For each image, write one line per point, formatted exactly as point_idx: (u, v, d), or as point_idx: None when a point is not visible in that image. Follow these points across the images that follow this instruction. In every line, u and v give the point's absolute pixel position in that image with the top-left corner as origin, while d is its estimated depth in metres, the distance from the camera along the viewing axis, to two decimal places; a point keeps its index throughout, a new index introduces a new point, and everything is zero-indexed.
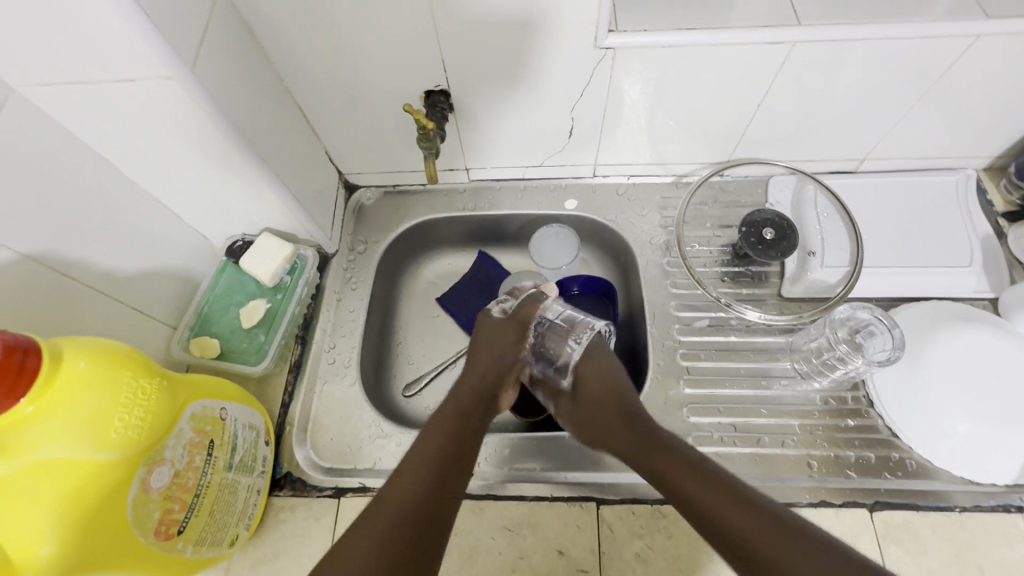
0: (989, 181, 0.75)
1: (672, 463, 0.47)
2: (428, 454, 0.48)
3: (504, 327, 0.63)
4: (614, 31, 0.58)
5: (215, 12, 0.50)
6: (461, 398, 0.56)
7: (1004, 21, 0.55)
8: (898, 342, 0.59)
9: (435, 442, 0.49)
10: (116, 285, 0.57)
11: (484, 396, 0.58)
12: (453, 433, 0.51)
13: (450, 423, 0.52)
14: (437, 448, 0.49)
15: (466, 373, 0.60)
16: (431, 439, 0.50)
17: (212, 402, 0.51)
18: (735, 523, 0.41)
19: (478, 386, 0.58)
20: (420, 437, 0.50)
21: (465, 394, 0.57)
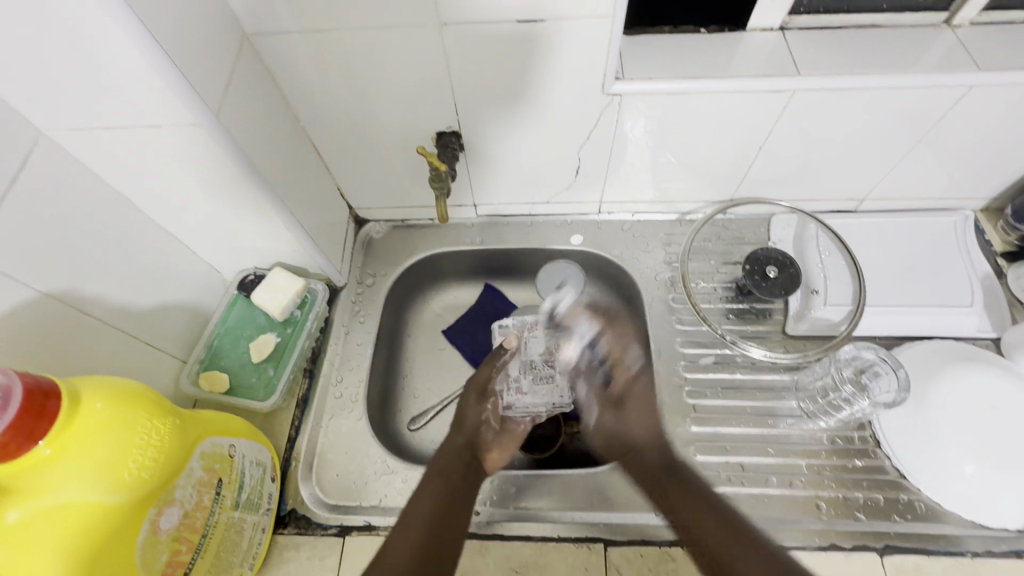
0: (987, 221, 0.77)
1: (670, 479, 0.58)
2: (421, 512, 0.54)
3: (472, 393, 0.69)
4: (621, 78, 0.60)
5: (238, 61, 0.53)
6: (448, 469, 0.59)
7: (995, 74, 0.57)
8: (903, 384, 0.59)
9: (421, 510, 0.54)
10: (130, 321, 0.58)
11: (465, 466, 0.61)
12: (440, 503, 0.55)
13: (439, 492, 0.56)
14: (422, 519, 0.53)
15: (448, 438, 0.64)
16: (423, 497, 0.55)
17: (222, 439, 0.51)
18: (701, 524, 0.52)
19: (461, 448, 0.63)
20: (412, 500, 0.56)
21: (448, 455, 0.61)
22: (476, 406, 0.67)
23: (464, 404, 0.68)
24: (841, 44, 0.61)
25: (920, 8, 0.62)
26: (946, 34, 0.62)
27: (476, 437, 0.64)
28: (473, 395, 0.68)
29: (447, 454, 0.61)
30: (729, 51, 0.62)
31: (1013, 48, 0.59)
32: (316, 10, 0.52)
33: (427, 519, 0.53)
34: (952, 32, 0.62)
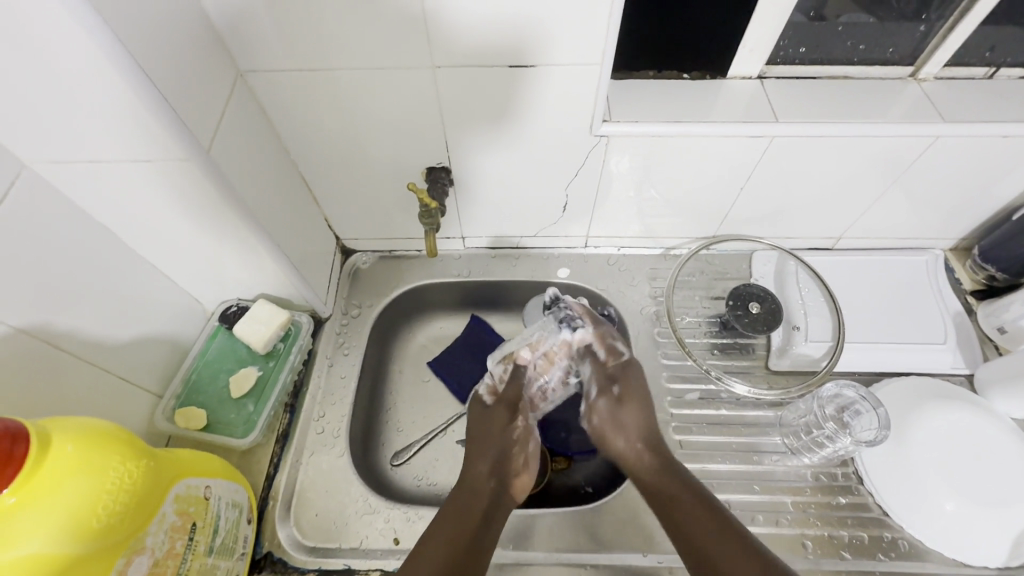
0: (957, 261, 0.80)
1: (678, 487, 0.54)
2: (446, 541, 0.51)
3: (489, 414, 0.64)
4: (609, 119, 0.62)
5: (231, 98, 0.53)
6: (467, 496, 0.55)
7: (959, 126, 0.61)
8: (883, 422, 0.61)
9: (446, 532, 0.51)
10: (106, 355, 0.56)
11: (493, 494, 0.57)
12: (464, 532, 0.52)
13: (458, 518, 0.53)
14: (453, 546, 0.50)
15: (467, 463, 0.60)
16: (445, 524, 0.52)
17: (198, 480, 0.49)
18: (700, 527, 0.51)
19: (484, 478, 0.58)
20: (436, 520, 0.53)
21: (466, 490, 0.56)
22: (506, 423, 0.63)
23: (474, 422, 0.64)
24: (815, 94, 0.65)
25: (888, 61, 0.66)
26: (912, 86, 0.65)
27: (503, 461, 0.60)
28: (506, 410, 0.64)
29: (468, 487, 0.56)
30: (710, 97, 0.65)
31: (974, 101, 0.63)
32: (311, 50, 0.53)
33: (444, 553, 0.49)
34: (917, 85, 0.65)
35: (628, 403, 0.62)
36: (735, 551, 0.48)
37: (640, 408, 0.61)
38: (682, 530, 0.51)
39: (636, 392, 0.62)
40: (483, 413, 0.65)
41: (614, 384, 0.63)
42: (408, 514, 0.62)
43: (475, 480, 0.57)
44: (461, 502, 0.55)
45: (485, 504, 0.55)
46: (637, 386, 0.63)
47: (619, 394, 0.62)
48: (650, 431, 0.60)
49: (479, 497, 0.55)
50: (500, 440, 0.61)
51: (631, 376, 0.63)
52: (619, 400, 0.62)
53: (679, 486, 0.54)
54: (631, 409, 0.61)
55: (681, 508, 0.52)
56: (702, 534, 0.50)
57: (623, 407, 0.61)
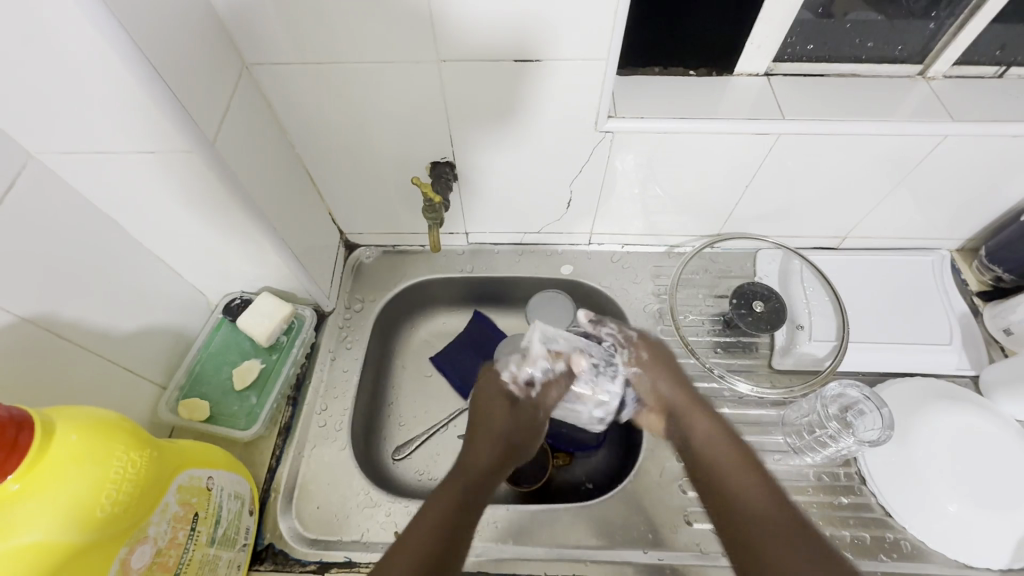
0: (963, 261, 0.79)
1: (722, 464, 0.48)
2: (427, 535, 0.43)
3: (499, 405, 0.55)
4: (615, 116, 0.62)
5: (237, 91, 0.53)
6: (462, 487, 0.48)
7: (969, 125, 0.60)
8: (887, 421, 0.60)
9: (426, 527, 0.43)
10: (109, 346, 0.56)
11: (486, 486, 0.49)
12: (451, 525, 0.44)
13: (447, 509, 0.45)
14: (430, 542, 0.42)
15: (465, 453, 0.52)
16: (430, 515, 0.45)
17: (200, 471, 0.50)
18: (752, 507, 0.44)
19: (480, 471, 0.50)
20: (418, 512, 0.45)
21: (460, 477, 0.49)
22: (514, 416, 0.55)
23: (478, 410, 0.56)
24: (823, 92, 0.64)
25: (896, 60, 0.66)
26: (921, 85, 0.65)
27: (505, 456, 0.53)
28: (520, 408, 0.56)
29: (467, 467, 0.50)
30: (716, 94, 0.65)
31: (983, 100, 0.63)
32: (316, 42, 0.53)
33: (437, 532, 0.43)
34: (926, 84, 0.65)
35: (657, 371, 0.57)
36: (780, 522, 0.42)
37: (671, 377, 0.57)
38: (732, 512, 0.45)
39: (664, 360, 0.58)
40: (492, 405, 0.55)
41: (643, 353, 0.59)
42: (409, 508, 0.62)
43: (471, 471, 0.50)
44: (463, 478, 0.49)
45: (478, 496, 0.48)
46: (669, 358, 0.58)
47: (653, 364, 0.58)
48: (685, 396, 0.55)
49: (474, 489, 0.48)
50: (506, 432, 0.54)
51: (659, 354, 0.59)
52: (653, 372, 0.57)
53: (726, 462, 0.48)
54: (660, 375, 0.57)
55: (722, 481, 0.47)
56: (747, 520, 0.43)
57: (653, 375, 0.57)
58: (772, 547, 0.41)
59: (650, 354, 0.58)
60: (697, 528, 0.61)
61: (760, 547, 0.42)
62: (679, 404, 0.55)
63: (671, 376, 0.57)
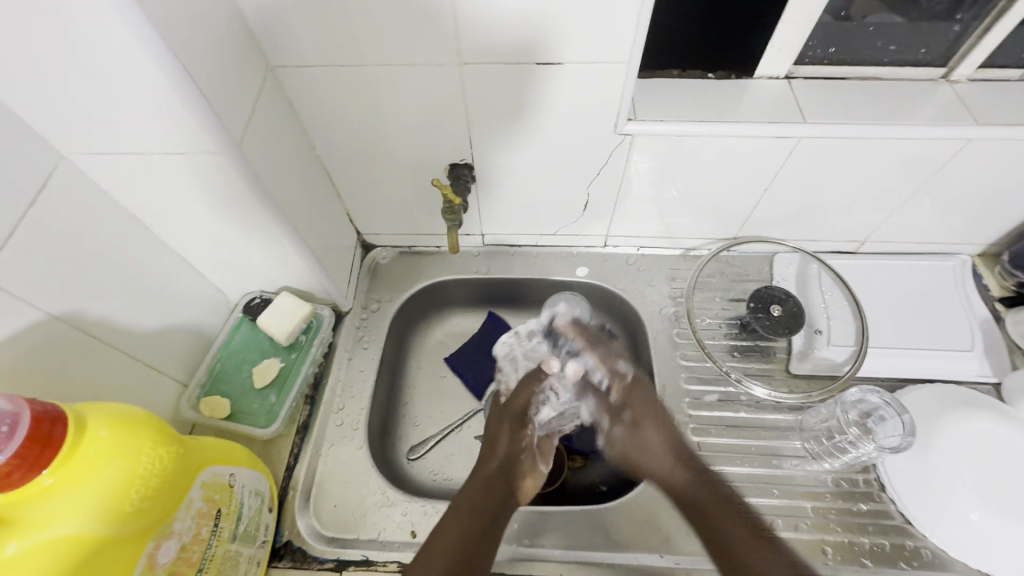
0: (985, 267, 0.78)
1: (732, 519, 0.58)
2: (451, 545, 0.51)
3: (502, 421, 0.65)
4: (634, 118, 0.62)
5: (261, 93, 0.54)
6: (481, 498, 0.57)
7: (993, 129, 0.60)
8: (908, 428, 0.59)
9: (451, 536, 0.52)
10: (133, 343, 0.57)
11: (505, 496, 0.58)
12: (465, 536, 0.53)
13: (469, 518, 0.54)
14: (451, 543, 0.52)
15: (478, 464, 0.61)
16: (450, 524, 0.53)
17: (223, 468, 0.50)
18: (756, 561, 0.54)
19: (494, 478, 0.59)
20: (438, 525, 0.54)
21: (478, 487, 0.58)
22: (516, 433, 0.64)
23: (493, 421, 0.66)
24: (844, 95, 0.64)
25: (919, 62, 0.65)
26: (944, 88, 0.64)
27: (511, 465, 0.61)
28: (513, 420, 0.65)
29: (477, 479, 0.59)
30: (736, 96, 0.64)
31: (1009, 104, 0.62)
32: (339, 45, 0.54)
33: (460, 541, 0.52)
34: (950, 87, 0.64)
35: (645, 427, 0.65)
36: (745, 533, 0.56)
37: (660, 429, 0.64)
38: (718, 532, 0.57)
39: (652, 413, 0.65)
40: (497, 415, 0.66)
41: (626, 411, 0.66)
42: (426, 508, 0.63)
43: (485, 480, 0.59)
44: (471, 496, 0.57)
45: (493, 508, 0.56)
46: (657, 408, 0.66)
47: (641, 420, 0.65)
48: (676, 453, 0.63)
49: (490, 496, 0.57)
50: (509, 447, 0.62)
51: (637, 399, 0.66)
52: (633, 431, 0.65)
53: (712, 502, 0.59)
54: (649, 431, 0.64)
55: (716, 522, 0.58)
56: (738, 545, 0.56)
57: (642, 434, 0.65)
58: (744, 550, 0.55)
59: (639, 406, 0.66)
60: None
61: (734, 550, 0.55)
62: (664, 473, 0.62)
63: (661, 428, 0.64)
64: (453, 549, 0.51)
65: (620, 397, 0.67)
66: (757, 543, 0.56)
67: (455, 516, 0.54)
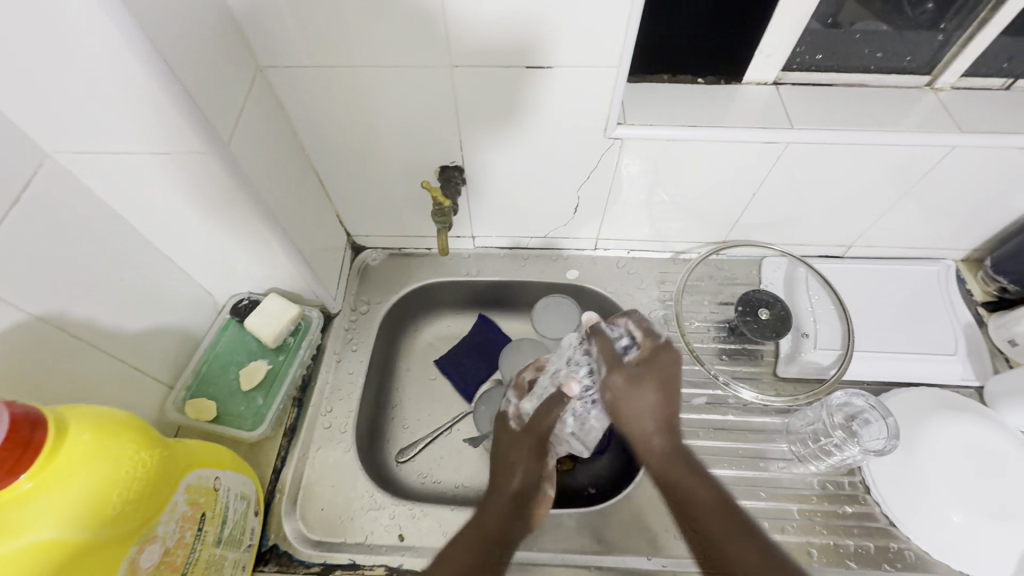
0: (968, 272, 0.79)
1: (696, 483, 0.49)
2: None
3: (520, 440, 0.59)
4: (624, 123, 0.62)
5: (250, 93, 0.54)
6: (490, 523, 0.52)
7: (976, 136, 0.61)
8: (892, 431, 0.60)
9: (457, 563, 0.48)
10: (118, 344, 0.56)
11: (517, 508, 0.55)
12: (477, 560, 0.48)
13: (477, 540, 0.50)
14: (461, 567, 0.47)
15: (493, 484, 0.57)
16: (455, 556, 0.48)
17: (208, 471, 0.50)
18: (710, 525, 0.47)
19: (507, 503, 0.55)
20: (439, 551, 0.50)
21: (489, 511, 0.54)
22: (529, 458, 0.58)
23: (502, 439, 0.60)
24: (831, 101, 0.64)
25: (904, 70, 0.66)
26: (929, 96, 0.65)
27: (528, 489, 0.57)
28: (530, 443, 0.58)
29: (496, 496, 0.55)
30: (725, 102, 0.65)
31: (991, 112, 0.63)
32: (329, 46, 0.54)
33: (466, 567, 0.48)
34: (934, 95, 0.65)
35: (645, 386, 0.53)
36: (745, 545, 0.45)
37: (656, 409, 0.52)
38: (675, 492, 0.49)
39: (660, 375, 0.54)
40: (511, 436, 0.60)
41: (619, 374, 0.54)
42: (413, 511, 0.62)
43: (498, 501, 0.55)
44: (484, 514, 0.53)
45: (501, 531, 0.52)
46: (664, 380, 0.54)
47: (626, 386, 0.54)
48: (668, 413, 0.52)
49: (499, 518, 0.53)
50: (523, 472, 0.57)
51: (652, 363, 0.55)
52: (631, 392, 0.53)
53: (681, 469, 0.50)
54: (649, 392, 0.53)
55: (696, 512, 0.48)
56: (704, 517, 0.48)
57: (640, 403, 0.53)
58: (707, 520, 0.47)
59: (629, 379, 0.54)
60: None
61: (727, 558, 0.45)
62: (654, 426, 0.52)
63: (656, 400, 0.53)
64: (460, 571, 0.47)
65: (636, 363, 0.55)
66: (718, 505, 0.48)
67: (459, 541, 0.50)
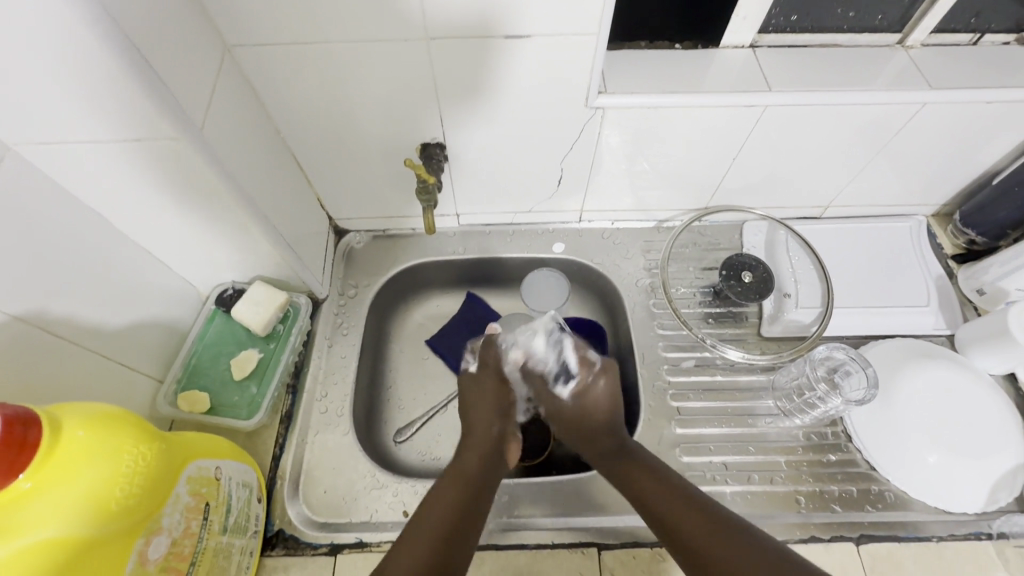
0: (938, 227, 0.82)
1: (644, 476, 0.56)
2: (429, 528, 0.50)
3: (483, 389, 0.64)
4: (605, 91, 0.62)
5: (221, 76, 0.52)
6: (467, 474, 0.56)
7: (945, 92, 0.62)
8: (871, 381, 0.62)
9: (438, 513, 0.51)
10: (102, 342, 0.55)
11: (497, 448, 0.60)
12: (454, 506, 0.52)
13: (454, 494, 0.53)
14: (436, 518, 0.51)
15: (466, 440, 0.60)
16: (436, 507, 0.52)
17: (208, 462, 0.50)
18: (685, 521, 0.50)
19: (482, 448, 0.59)
20: (423, 505, 0.52)
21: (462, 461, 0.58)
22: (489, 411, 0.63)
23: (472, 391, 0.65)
24: (807, 63, 0.65)
25: (877, 29, 0.67)
26: (900, 53, 0.66)
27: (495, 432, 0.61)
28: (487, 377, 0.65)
29: (472, 448, 0.59)
30: (701, 67, 0.65)
31: (960, 67, 0.65)
32: (300, 23, 0.52)
33: (444, 521, 0.50)
34: (905, 52, 0.66)
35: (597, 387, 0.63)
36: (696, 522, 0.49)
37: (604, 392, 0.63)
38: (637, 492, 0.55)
39: (606, 372, 0.64)
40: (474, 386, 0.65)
41: (586, 376, 0.63)
42: (416, 488, 0.63)
43: (477, 449, 0.59)
44: (466, 467, 0.57)
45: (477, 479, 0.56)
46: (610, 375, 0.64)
47: (586, 377, 0.63)
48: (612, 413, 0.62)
49: (480, 466, 0.57)
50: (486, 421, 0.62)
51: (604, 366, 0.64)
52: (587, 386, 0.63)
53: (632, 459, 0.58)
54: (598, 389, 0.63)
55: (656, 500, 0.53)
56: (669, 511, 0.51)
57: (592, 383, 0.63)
58: (677, 520, 0.50)
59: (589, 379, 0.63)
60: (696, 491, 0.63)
61: (680, 539, 0.49)
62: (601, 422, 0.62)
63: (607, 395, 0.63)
64: (435, 528, 0.50)
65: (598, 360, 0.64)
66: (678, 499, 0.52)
67: (438, 501, 0.52)
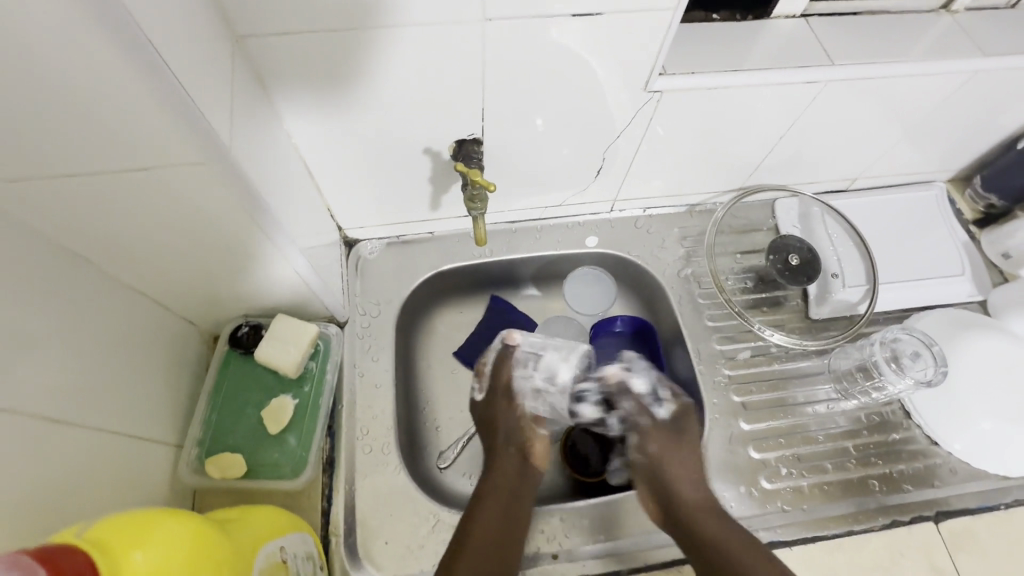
0: (956, 192, 0.83)
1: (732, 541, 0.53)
2: (480, 541, 0.53)
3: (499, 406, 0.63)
4: (663, 74, 0.56)
5: (233, 76, 0.42)
6: (501, 480, 0.58)
7: (996, 59, 0.60)
8: (939, 359, 0.63)
9: (481, 524, 0.54)
10: (110, 411, 0.45)
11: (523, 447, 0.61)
12: (496, 516, 0.55)
13: (495, 504, 0.56)
14: (481, 531, 0.54)
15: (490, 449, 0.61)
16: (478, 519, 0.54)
17: (271, 545, 0.43)
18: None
19: (509, 451, 0.60)
20: (467, 515, 0.55)
21: (497, 470, 0.59)
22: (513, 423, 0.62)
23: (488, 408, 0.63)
24: (857, 31, 0.62)
25: None
26: (945, 18, 0.64)
27: (517, 437, 0.61)
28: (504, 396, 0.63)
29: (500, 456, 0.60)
30: (750, 40, 0.60)
31: (1004, 31, 0.63)
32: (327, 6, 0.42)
33: (489, 533, 0.53)
34: (951, 17, 0.64)
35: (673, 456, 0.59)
36: None
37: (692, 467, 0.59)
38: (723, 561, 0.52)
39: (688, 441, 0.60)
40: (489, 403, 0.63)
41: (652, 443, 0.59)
42: None
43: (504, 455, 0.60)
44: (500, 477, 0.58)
45: (512, 485, 0.58)
46: (687, 436, 0.60)
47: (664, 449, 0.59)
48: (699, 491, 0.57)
49: (512, 472, 0.59)
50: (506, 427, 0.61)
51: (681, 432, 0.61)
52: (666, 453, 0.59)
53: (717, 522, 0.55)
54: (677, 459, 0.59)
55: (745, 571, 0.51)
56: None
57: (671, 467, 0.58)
58: None
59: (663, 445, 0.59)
60: (775, 488, 0.62)
61: None
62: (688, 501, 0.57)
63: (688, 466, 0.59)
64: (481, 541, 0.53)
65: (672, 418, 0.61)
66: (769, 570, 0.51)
67: (479, 511, 0.55)
